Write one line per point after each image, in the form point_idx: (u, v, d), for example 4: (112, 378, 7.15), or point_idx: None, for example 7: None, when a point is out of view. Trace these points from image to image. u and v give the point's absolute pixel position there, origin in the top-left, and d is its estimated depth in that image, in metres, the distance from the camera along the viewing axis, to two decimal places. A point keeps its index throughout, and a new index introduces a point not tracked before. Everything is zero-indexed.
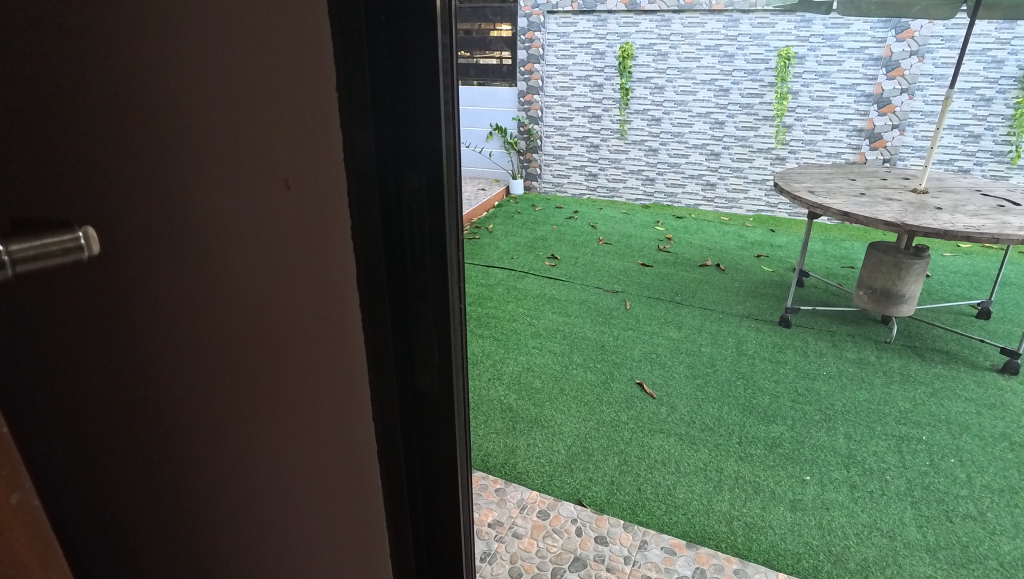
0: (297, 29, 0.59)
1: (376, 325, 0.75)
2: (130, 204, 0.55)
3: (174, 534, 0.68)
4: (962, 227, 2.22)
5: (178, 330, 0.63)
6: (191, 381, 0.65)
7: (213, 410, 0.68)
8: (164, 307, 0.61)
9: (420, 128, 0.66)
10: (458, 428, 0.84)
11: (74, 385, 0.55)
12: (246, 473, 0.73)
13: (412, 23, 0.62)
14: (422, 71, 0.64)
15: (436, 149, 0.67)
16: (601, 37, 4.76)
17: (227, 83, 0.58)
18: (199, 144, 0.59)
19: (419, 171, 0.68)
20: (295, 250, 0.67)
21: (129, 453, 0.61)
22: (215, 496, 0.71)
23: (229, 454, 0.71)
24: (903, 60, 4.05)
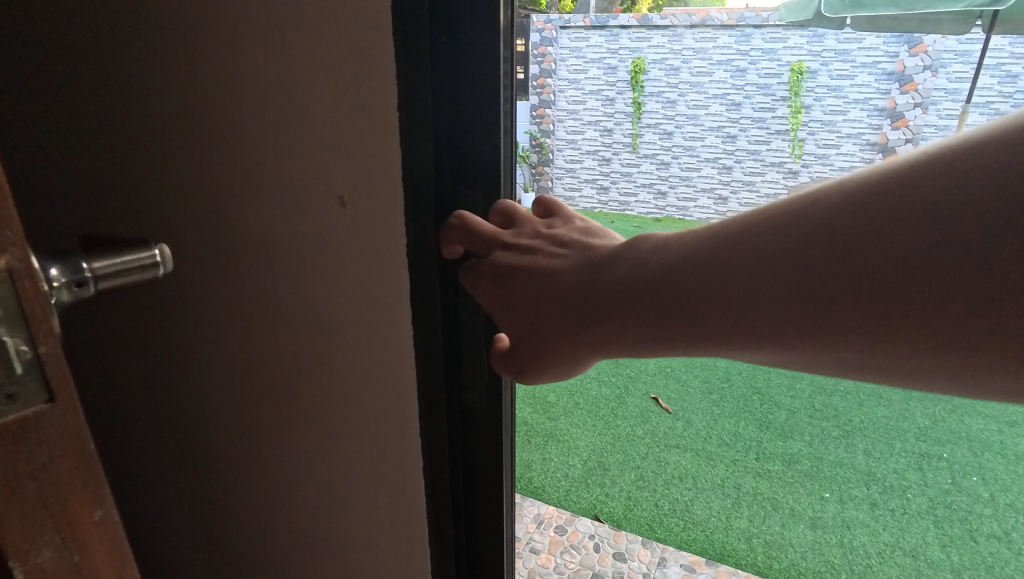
0: (357, 47, 0.58)
1: (428, 343, 0.71)
2: (178, 223, 0.69)
3: (195, 500, 0.82)
4: None
5: (214, 331, 0.74)
6: (223, 376, 0.76)
7: (248, 406, 0.77)
8: (200, 311, 0.73)
9: (478, 140, 0.63)
10: (506, 448, 0.79)
11: (120, 356, 0.74)
12: (278, 473, 0.79)
13: (473, 35, 0.60)
14: (482, 82, 0.61)
15: (492, 163, 0.64)
16: (613, 52, 4.66)
17: (288, 108, 0.62)
18: (253, 166, 0.65)
19: (476, 186, 0.65)
20: (348, 267, 0.68)
21: (150, 408, 0.77)
22: (240, 469, 0.81)
23: (263, 450, 0.79)
24: (916, 74, 3.83)
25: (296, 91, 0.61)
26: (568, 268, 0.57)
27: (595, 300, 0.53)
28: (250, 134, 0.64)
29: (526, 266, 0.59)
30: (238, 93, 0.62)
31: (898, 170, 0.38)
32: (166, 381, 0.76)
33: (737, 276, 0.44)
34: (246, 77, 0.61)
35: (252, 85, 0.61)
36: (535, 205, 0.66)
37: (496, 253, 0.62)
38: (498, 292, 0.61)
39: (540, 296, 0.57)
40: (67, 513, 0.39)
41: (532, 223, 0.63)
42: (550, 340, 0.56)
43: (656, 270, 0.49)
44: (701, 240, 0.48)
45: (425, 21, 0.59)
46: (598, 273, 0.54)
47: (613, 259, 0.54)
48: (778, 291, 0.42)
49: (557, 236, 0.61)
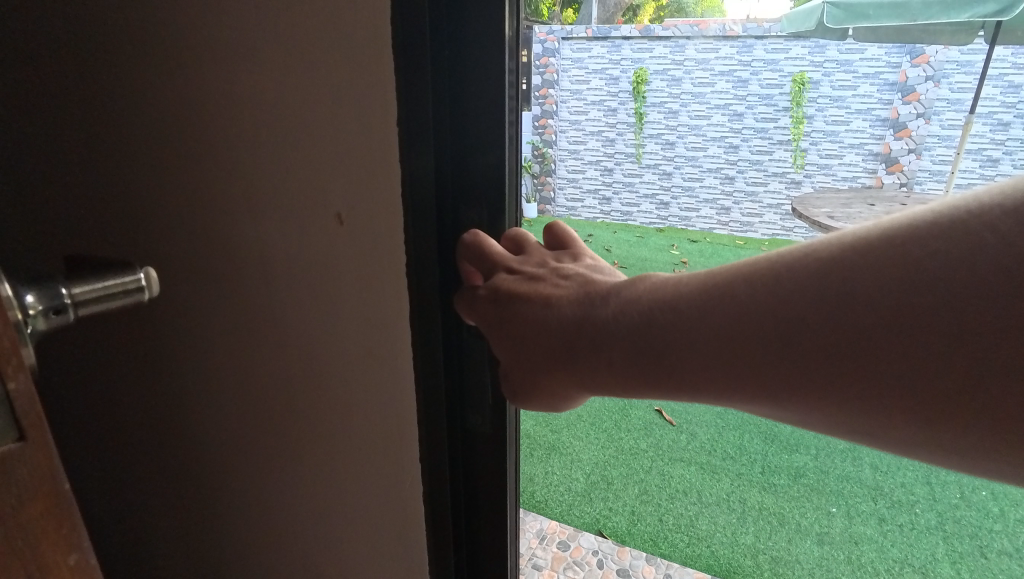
0: (360, 60, 0.58)
1: (427, 361, 0.69)
2: (169, 244, 0.66)
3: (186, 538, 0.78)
4: None
5: (208, 356, 0.71)
6: (215, 403, 0.73)
7: (239, 429, 0.75)
8: (196, 335, 0.70)
9: (482, 152, 0.60)
10: (511, 472, 0.75)
11: (107, 394, 0.68)
12: (270, 495, 0.77)
13: (475, 46, 0.57)
14: (484, 101, 0.59)
15: (497, 177, 0.61)
16: (615, 62, 4.63)
17: (287, 126, 0.62)
18: (246, 178, 0.64)
19: (475, 205, 0.62)
20: (349, 283, 0.68)
21: (144, 437, 0.72)
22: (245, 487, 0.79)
23: (256, 474, 0.77)
24: (918, 84, 3.63)
25: (297, 109, 0.62)
26: (568, 299, 0.52)
27: (580, 337, 0.49)
28: (250, 150, 0.63)
29: (523, 294, 0.54)
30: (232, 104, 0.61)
31: (899, 228, 0.35)
32: (165, 407, 0.71)
33: (726, 318, 0.41)
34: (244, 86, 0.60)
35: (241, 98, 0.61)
36: (547, 234, 0.62)
37: (498, 273, 0.57)
38: (495, 313, 0.56)
39: (533, 325, 0.53)
40: (39, 557, 0.36)
41: (540, 252, 0.59)
42: (535, 370, 0.54)
43: (645, 316, 0.45)
44: (689, 286, 0.44)
45: (424, 39, 0.58)
46: (591, 308, 0.49)
47: (609, 297, 0.49)
48: (767, 341, 0.39)
49: (563, 270, 0.56)
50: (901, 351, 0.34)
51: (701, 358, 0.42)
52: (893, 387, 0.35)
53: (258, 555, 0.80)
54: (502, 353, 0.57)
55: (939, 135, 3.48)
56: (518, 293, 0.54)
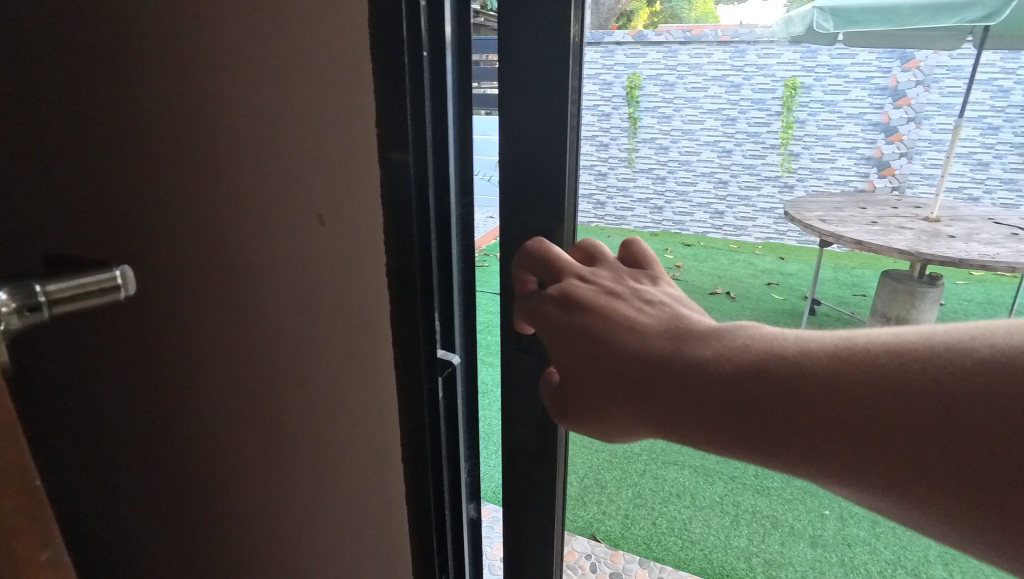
0: (336, 63, 0.59)
1: (410, 367, 0.68)
2: (156, 240, 0.73)
3: (160, 524, 0.84)
4: (977, 255, 2.27)
5: (194, 351, 0.77)
6: (201, 393, 0.78)
7: (224, 419, 0.79)
8: (182, 327, 0.76)
9: (534, 163, 0.61)
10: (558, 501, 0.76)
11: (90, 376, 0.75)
12: (257, 486, 0.81)
13: (545, 76, 0.57)
14: (543, 114, 0.59)
15: (553, 190, 0.61)
16: (609, 69, 3.09)
17: (275, 130, 0.64)
18: (238, 177, 0.69)
19: (514, 213, 0.63)
20: (329, 286, 0.68)
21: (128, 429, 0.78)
22: (236, 485, 0.82)
23: (243, 466, 0.81)
24: (910, 89, 3.81)
25: (280, 110, 0.63)
26: (650, 321, 0.48)
27: (657, 372, 0.44)
28: (247, 154, 0.67)
29: (602, 312, 0.49)
30: (236, 113, 0.66)
31: (990, 336, 0.33)
32: (144, 406, 0.78)
33: (772, 355, 0.39)
34: (247, 95, 0.64)
35: (232, 102, 0.65)
36: (623, 249, 0.58)
37: (570, 278, 0.54)
38: (560, 314, 0.52)
39: (601, 338, 0.48)
40: (12, 553, 0.36)
41: (618, 271, 0.55)
42: (596, 399, 0.48)
43: (730, 367, 0.41)
44: (796, 346, 0.39)
45: (423, 39, 0.57)
46: (680, 343, 0.45)
47: (693, 333, 0.45)
48: (833, 396, 0.36)
49: (645, 293, 0.51)
50: (922, 383, 0.33)
51: (755, 400, 0.39)
52: (893, 418, 0.34)
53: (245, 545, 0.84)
54: (559, 363, 0.51)
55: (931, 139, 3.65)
56: (595, 308, 0.50)
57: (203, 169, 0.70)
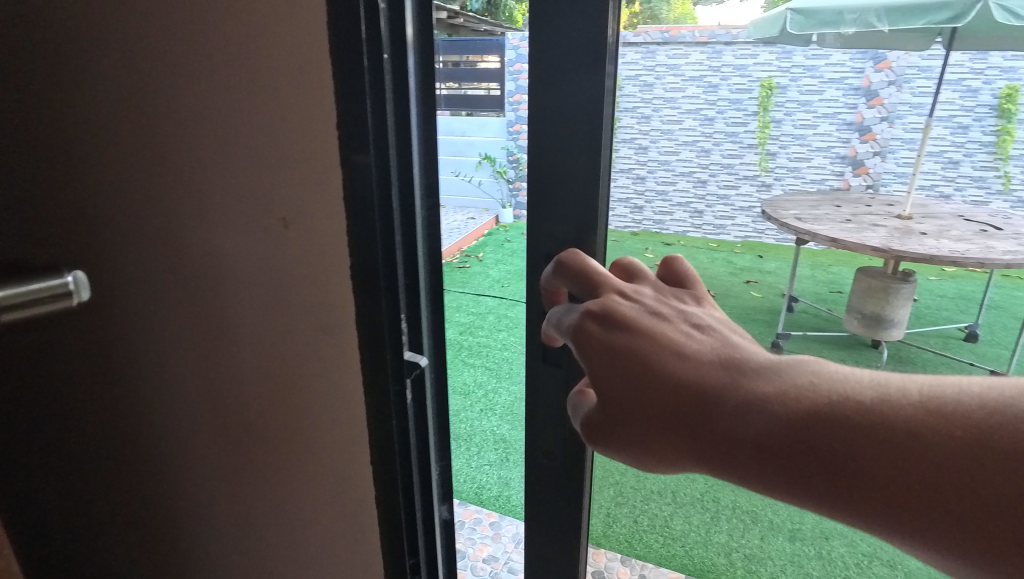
0: (294, 62, 0.59)
1: (376, 369, 0.67)
2: (126, 240, 0.73)
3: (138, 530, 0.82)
4: (948, 252, 2.33)
5: (167, 351, 0.77)
6: (177, 395, 0.78)
7: (199, 421, 0.79)
8: (158, 328, 0.76)
9: (568, 158, 0.57)
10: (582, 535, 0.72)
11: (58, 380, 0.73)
12: (231, 488, 0.81)
13: (571, 73, 0.54)
14: (579, 120, 0.55)
15: (575, 194, 0.58)
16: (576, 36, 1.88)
17: (236, 132, 0.64)
18: (200, 176, 0.68)
19: (543, 227, 0.60)
20: (294, 287, 0.68)
21: (101, 436, 0.77)
22: (209, 485, 0.82)
23: (218, 469, 0.81)
24: (882, 88, 3.96)
25: (241, 112, 0.63)
26: (706, 351, 0.42)
27: (721, 409, 0.39)
28: (208, 158, 0.67)
29: (651, 333, 0.43)
30: (197, 118, 0.65)
31: None
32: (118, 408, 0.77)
33: (837, 399, 0.36)
34: (208, 99, 0.64)
35: (192, 100, 0.65)
36: (660, 267, 0.52)
37: (611, 292, 0.47)
38: (603, 333, 0.44)
39: (653, 365, 0.42)
40: None
41: (660, 290, 0.49)
42: (636, 437, 0.42)
43: (800, 406, 0.36)
44: (872, 386, 0.36)
45: (383, 40, 0.57)
46: (737, 377, 0.40)
47: (752, 366, 0.40)
48: (905, 455, 0.32)
49: (693, 315, 0.46)
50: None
51: (819, 447, 0.35)
52: (980, 475, 0.31)
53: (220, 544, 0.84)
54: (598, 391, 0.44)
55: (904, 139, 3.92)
56: (642, 327, 0.44)
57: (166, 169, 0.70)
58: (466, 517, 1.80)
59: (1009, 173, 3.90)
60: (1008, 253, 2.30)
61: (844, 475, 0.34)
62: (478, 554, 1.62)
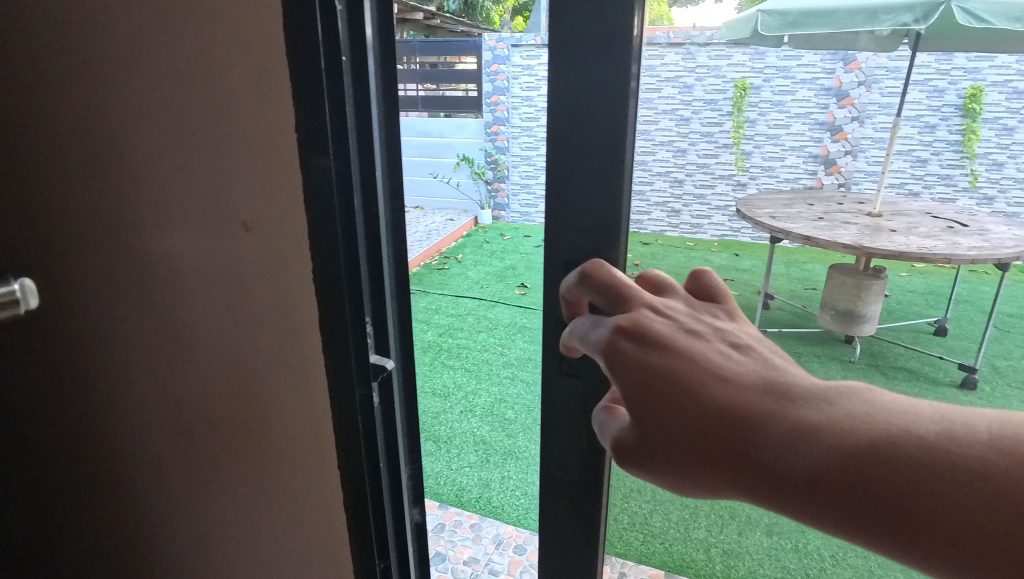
0: (254, 65, 0.58)
1: (341, 373, 0.67)
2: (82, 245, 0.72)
3: (106, 531, 0.82)
4: (916, 248, 2.39)
5: (129, 360, 0.75)
6: (138, 405, 0.77)
7: (161, 431, 0.77)
8: (118, 336, 0.74)
9: (585, 166, 0.49)
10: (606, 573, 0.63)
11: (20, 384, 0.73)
12: (196, 497, 0.79)
13: (584, 65, 0.47)
14: (600, 124, 0.48)
15: (589, 202, 0.50)
16: None
17: (195, 137, 0.63)
18: (159, 182, 0.67)
19: (558, 238, 0.52)
20: (258, 293, 0.68)
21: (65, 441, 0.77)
22: (171, 496, 0.80)
23: (183, 478, 0.79)
24: (853, 89, 3.95)
25: (199, 117, 0.62)
26: (751, 374, 0.36)
27: (766, 444, 0.33)
28: (167, 164, 0.66)
29: (688, 356, 0.38)
30: (157, 121, 0.64)
31: None
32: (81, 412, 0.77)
33: (896, 434, 0.31)
34: (166, 103, 0.63)
35: (149, 104, 0.64)
36: (690, 276, 0.46)
37: (640, 307, 0.41)
38: (634, 354, 0.38)
39: (693, 392, 0.36)
40: None
41: (692, 303, 0.43)
42: (665, 470, 0.36)
43: (857, 443, 0.31)
44: (949, 423, 0.30)
45: (342, 40, 0.56)
46: (784, 404, 0.34)
47: (801, 392, 0.35)
48: (981, 500, 0.28)
49: (733, 333, 0.40)
50: None
51: (878, 488, 0.30)
52: None
53: (185, 554, 0.83)
54: (632, 421, 0.38)
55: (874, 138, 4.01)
56: (678, 347, 0.38)
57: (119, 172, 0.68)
58: (446, 520, 1.76)
59: (976, 171, 4.07)
60: (973, 249, 2.37)
61: (918, 521, 0.29)
62: (458, 556, 1.62)
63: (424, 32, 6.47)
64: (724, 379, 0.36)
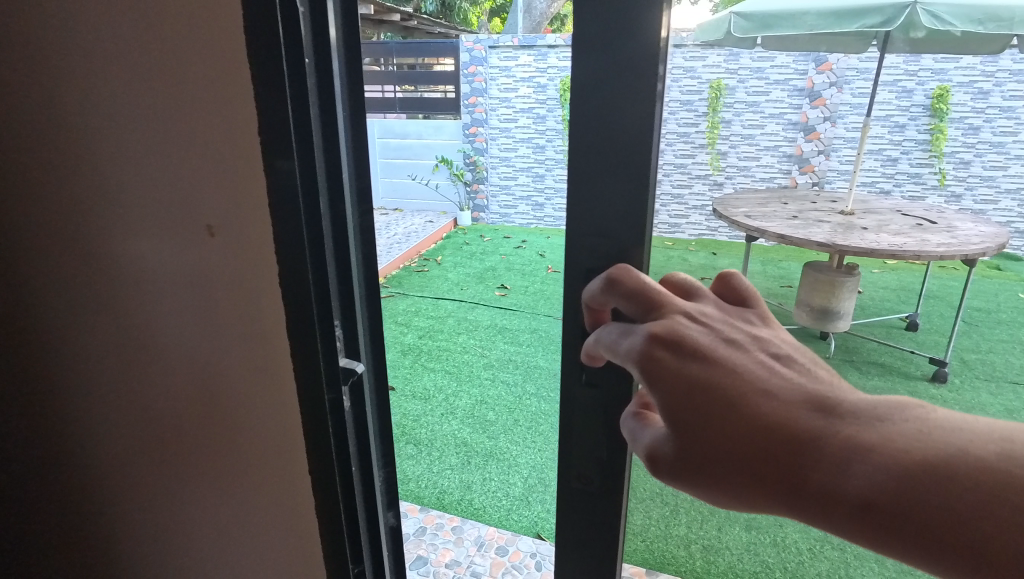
0: (215, 66, 0.58)
1: (309, 375, 0.66)
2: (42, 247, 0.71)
3: (69, 535, 0.81)
4: (887, 245, 2.44)
5: (92, 365, 0.74)
6: (102, 411, 0.75)
7: (125, 439, 0.76)
8: (81, 339, 0.73)
9: (610, 163, 0.45)
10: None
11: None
12: (161, 505, 0.78)
13: (616, 51, 0.43)
14: (634, 120, 0.44)
15: (609, 204, 0.46)
16: None
17: (157, 142, 0.62)
18: (118, 185, 0.66)
19: (581, 243, 0.47)
20: (223, 297, 0.67)
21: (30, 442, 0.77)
22: (134, 504, 0.79)
23: (148, 486, 0.78)
24: (824, 90, 4.04)
25: (161, 120, 0.61)
26: (798, 388, 0.35)
27: (817, 461, 0.33)
28: (127, 168, 0.65)
29: (730, 369, 0.36)
30: (117, 123, 0.63)
31: None
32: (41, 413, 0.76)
33: (955, 456, 0.31)
34: (126, 108, 0.62)
35: (110, 106, 0.63)
36: (716, 279, 0.43)
37: (675, 312, 0.38)
38: (674, 365, 0.36)
39: (743, 409, 0.35)
40: None
41: (722, 309, 0.41)
42: (705, 485, 0.35)
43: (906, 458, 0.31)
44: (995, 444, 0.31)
45: (305, 42, 0.56)
46: (833, 421, 0.33)
47: (848, 408, 0.34)
48: None
49: (772, 344, 0.38)
50: None
51: (935, 512, 0.29)
52: None
53: (150, 561, 0.81)
54: (674, 436, 0.36)
55: (845, 138, 4.07)
56: (721, 358, 0.36)
57: (78, 175, 0.67)
58: (427, 523, 1.75)
59: (943, 169, 4.17)
60: (942, 245, 2.43)
61: (982, 548, 0.28)
62: (440, 559, 1.61)
63: (401, 33, 6.44)
64: (771, 394, 0.35)
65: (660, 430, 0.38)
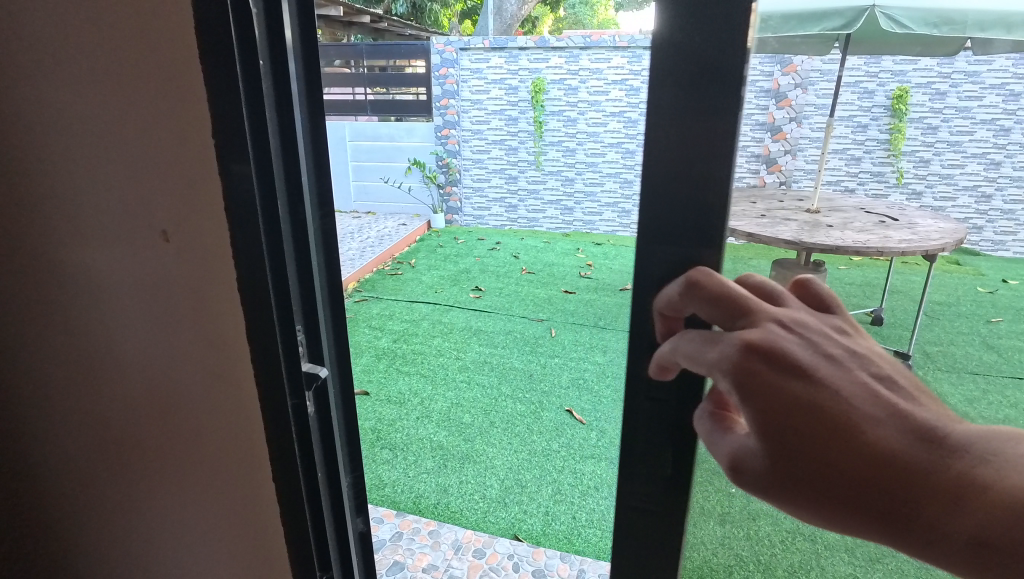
0: (166, 68, 0.57)
1: (271, 381, 0.66)
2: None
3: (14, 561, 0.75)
4: (851, 243, 2.50)
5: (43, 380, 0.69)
6: (52, 429, 0.71)
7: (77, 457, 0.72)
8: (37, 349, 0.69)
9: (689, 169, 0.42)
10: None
11: None
12: (117, 519, 0.75)
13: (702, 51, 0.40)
14: (715, 121, 0.41)
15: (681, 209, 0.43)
16: None
17: (106, 146, 0.61)
18: (63, 189, 0.63)
19: (657, 251, 0.44)
20: (182, 302, 0.66)
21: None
22: (84, 524, 0.75)
23: (105, 501, 0.74)
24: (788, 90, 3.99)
25: (113, 126, 0.60)
26: (908, 414, 0.33)
27: (930, 495, 0.30)
28: (73, 172, 0.63)
29: (835, 389, 0.33)
30: (59, 126, 0.61)
31: None
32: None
33: None
34: (71, 113, 0.60)
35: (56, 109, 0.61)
36: (800, 291, 0.41)
37: (768, 323, 0.37)
38: (771, 380, 0.34)
39: (851, 432, 0.32)
40: None
41: (816, 320, 0.38)
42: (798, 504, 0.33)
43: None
44: None
45: (260, 45, 0.55)
46: (945, 450, 0.31)
47: (962, 438, 0.32)
48: None
49: (877, 363, 0.36)
50: None
51: None
52: None
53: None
54: (766, 453, 0.34)
55: (810, 138, 4.15)
56: (821, 376, 0.34)
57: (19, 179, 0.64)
58: (404, 529, 1.73)
59: (901, 168, 4.28)
60: (903, 242, 2.50)
61: None
62: (417, 564, 1.60)
63: (371, 34, 6.38)
64: (881, 418, 0.33)
65: (746, 442, 0.35)
